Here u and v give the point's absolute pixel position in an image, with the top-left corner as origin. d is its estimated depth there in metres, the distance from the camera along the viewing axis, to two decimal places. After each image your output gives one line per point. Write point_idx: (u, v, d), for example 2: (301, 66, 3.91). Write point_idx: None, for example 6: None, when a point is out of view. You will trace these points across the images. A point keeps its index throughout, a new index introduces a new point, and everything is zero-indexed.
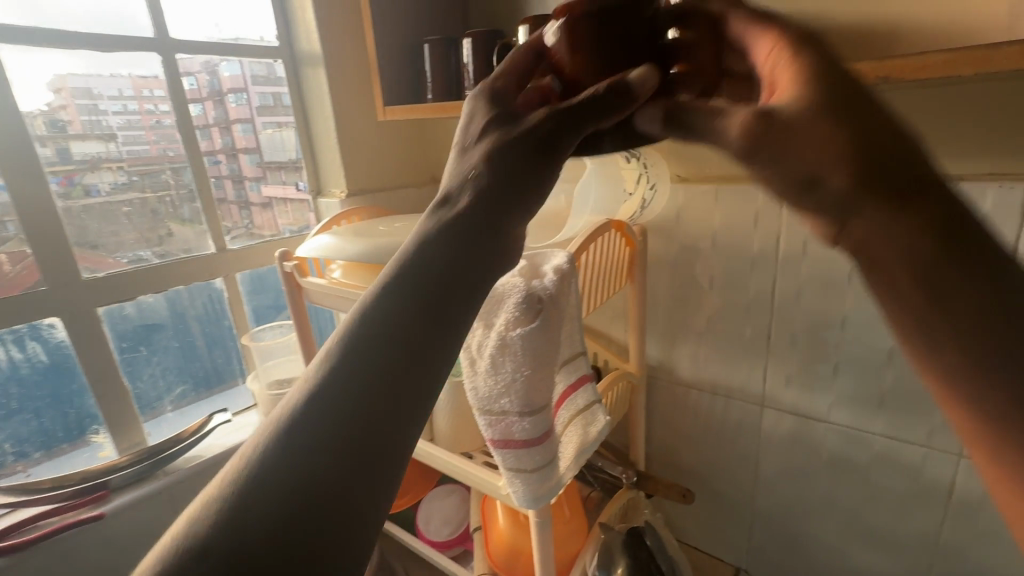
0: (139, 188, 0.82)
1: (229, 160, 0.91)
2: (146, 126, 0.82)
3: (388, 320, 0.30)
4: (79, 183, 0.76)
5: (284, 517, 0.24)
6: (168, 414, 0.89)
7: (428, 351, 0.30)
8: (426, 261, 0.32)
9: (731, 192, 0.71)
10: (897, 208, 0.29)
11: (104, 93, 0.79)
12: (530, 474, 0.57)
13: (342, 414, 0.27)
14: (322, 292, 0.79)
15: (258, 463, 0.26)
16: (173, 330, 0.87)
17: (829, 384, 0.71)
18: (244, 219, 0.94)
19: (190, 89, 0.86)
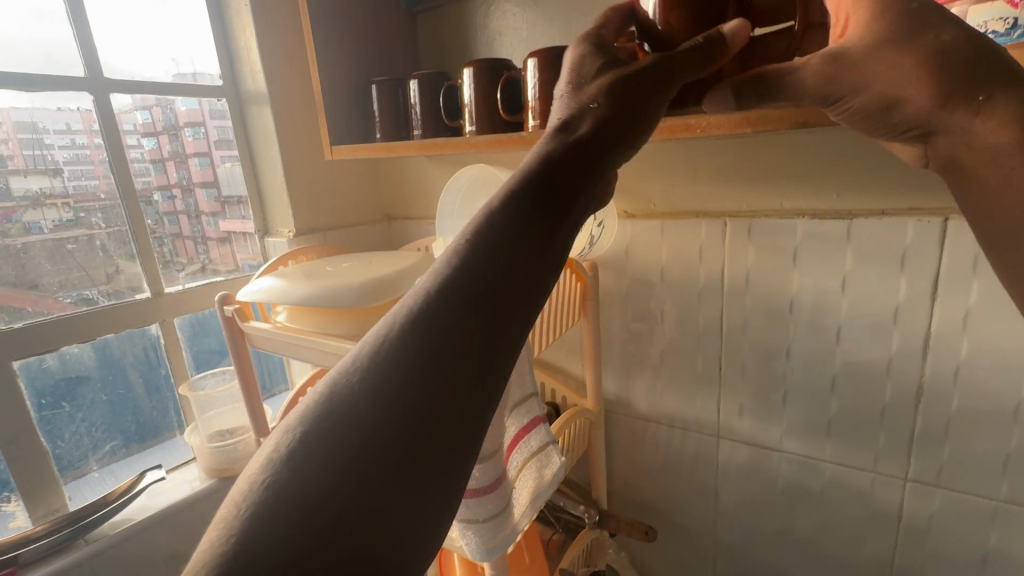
0: (85, 225, 0.79)
1: (184, 195, 0.89)
2: (96, 160, 0.79)
3: (463, 288, 0.29)
4: (19, 220, 0.73)
5: (353, 496, 0.24)
6: (93, 474, 0.81)
7: (495, 330, 0.29)
8: (502, 222, 0.32)
9: (676, 227, 0.73)
10: (990, 107, 0.36)
11: (50, 127, 0.76)
12: (482, 524, 0.55)
13: (413, 394, 0.27)
14: (265, 338, 0.75)
15: (329, 433, 0.25)
16: (101, 383, 0.81)
17: (780, 413, 0.72)
18: (201, 254, 0.92)
19: (144, 123, 0.84)
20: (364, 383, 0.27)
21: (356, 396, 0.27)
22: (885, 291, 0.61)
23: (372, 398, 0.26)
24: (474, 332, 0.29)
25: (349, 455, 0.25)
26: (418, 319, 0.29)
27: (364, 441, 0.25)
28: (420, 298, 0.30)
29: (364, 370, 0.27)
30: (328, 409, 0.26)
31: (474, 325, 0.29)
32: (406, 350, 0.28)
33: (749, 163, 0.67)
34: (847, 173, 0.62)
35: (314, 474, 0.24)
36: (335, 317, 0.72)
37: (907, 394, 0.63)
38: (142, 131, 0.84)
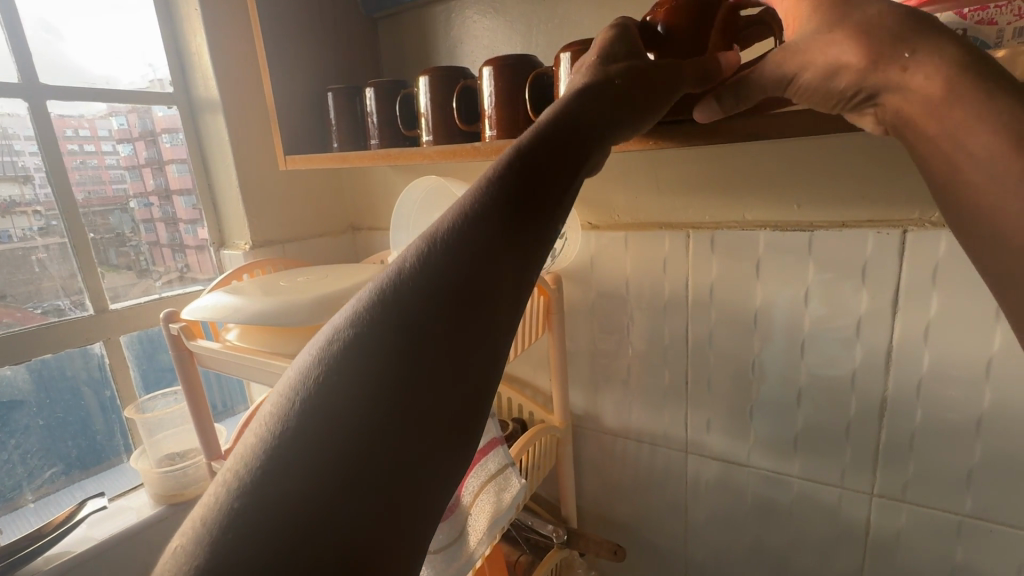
0: (59, 233, 0.78)
1: (162, 202, 0.89)
2: (68, 167, 0.78)
3: (465, 274, 0.29)
4: None
5: (337, 488, 0.24)
6: (29, 506, 0.77)
7: (491, 321, 0.29)
8: (504, 203, 0.31)
9: (640, 239, 0.72)
10: (916, 63, 0.34)
11: (20, 134, 0.75)
12: (434, 556, 0.52)
13: (402, 386, 0.26)
14: (212, 357, 0.72)
15: (316, 421, 0.25)
16: (37, 407, 0.76)
17: (747, 427, 0.71)
18: (178, 262, 0.92)
19: (120, 129, 0.84)
20: (354, 374, 0.26)
21: (323, 405, 0.26)
22: (847, 303, 0.60)
23: (340, 406, 0.26)
24: (449, 330, 0.28)
25: (319, 468, 0.24)
26: (388, 321, 0.28)
27: (334, 452, 0.25)
28: (389, 295, 0.28)
29: (338, 367, 0.27)
30: (293, 420, 0.25)
31: (452, 325, 0.28)
32: (374, 354, 0.27)
33: (711, 174, 0.66)
34: (808, 186, 0.61)
35: (283, 491, 0.24)
36: (287, 336, 0.69)
37: (871, 408, 0.62)
38: (118, 138, 0.84)
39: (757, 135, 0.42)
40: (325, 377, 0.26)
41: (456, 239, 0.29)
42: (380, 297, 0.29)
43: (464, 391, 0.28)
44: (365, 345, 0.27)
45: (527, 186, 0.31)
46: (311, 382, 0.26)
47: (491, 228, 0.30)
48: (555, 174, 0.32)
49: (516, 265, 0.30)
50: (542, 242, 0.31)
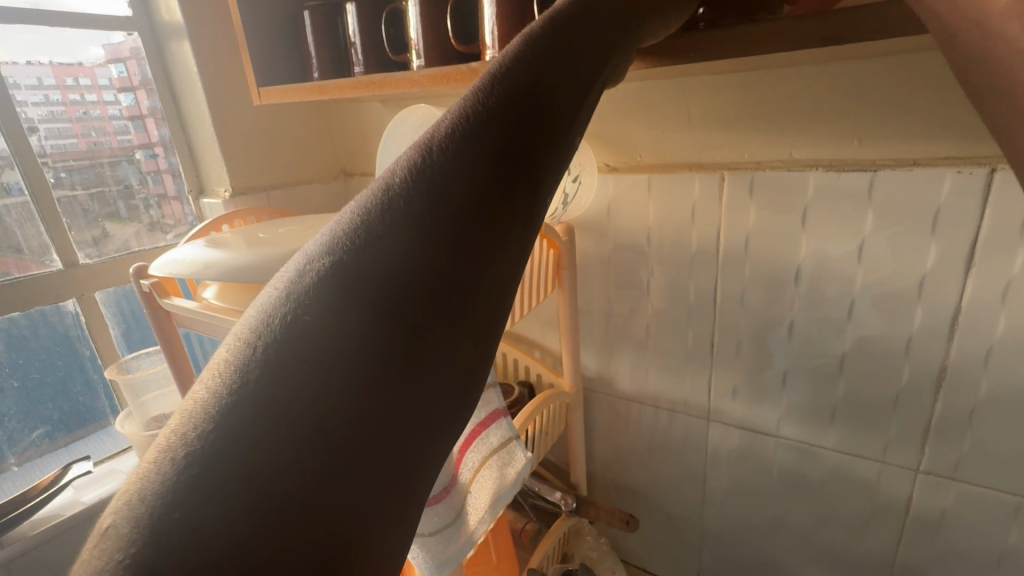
0: (69, 185, 0.75)
1: (167, 153, 0.84)
2: (73, 118, 0.74)
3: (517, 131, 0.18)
4: None
5: (328, 467, 0.13)
6: (13, 470, 0.73)
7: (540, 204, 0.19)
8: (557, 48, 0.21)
9: (664, 183, 0.62)
10: None
11: (21, 82, 0.70)
12: (428, 538, 0.46)
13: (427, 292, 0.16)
14: (186, 317, 0.66)
15: (281, 351, 0.14)
16: (9, 369, 0.71)
17: (778, 395, 0.64)
18: (188, 215, 0.88)
19: (119, 77, 0.78)
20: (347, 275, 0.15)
21: (252, 452, 0.13)
22: (908, 258, 0.52)
23: (291, 430, 0.13)
24: (474, 289, 0.16)
25: (276, 563, 0.12)
26: (365, 276, 0.15)
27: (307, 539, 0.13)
28: (376, 212, 0.16)
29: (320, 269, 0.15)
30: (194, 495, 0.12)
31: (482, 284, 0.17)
32: (377, 256, 0.15)
33: (757, 102, 0.55)
34: (874, 117, 0.50)
35: (214, 524, 0.12)
36: None
37: (926, 378, 0.54)
38: (119, 87, 0.79)
39: (834, 38, 0.32)
40: (246, 388, 0.13)
41: (481, 140, 0.17)
42: (339, 239, 0.16)
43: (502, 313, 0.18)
44: (322, 322, 0.14)
45: (562, 74, 0.20)
46: (204, 409, 0.13)
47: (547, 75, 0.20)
48: (590, 65, 0.22)
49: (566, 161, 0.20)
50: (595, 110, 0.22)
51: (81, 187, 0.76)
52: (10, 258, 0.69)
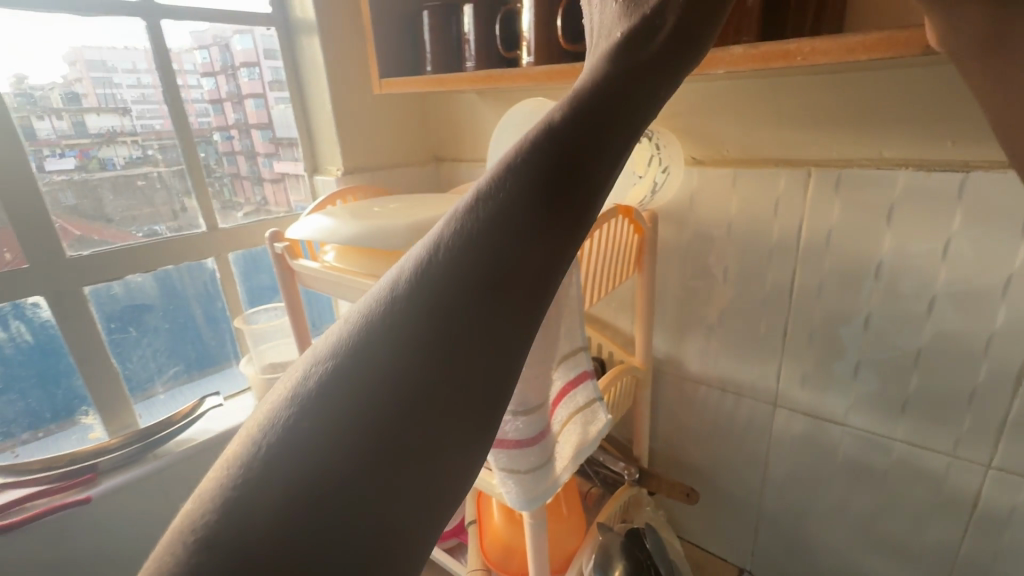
0: (153, 162, 0.81)
1: (242, 135, 0.90)
2: (160, 100, 0.80)
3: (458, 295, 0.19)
4: (94, 156, 0.75)
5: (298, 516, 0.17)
6: (160, 396, 0.88)
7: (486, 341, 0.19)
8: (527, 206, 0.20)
9: (750, 177, 0.66)
10: None
11: (118, 66, 0.77)
12: (523, 476, 0.54)
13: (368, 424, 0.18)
14: (308, 279, 0.76)
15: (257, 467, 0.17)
16: (163, 311, 0.85)
17: (848, 385, 0.66)
18: (257, 195, 0.94)
19: (203, 62, 0.84)
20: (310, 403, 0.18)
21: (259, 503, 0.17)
22: (992, 259, 0.54)
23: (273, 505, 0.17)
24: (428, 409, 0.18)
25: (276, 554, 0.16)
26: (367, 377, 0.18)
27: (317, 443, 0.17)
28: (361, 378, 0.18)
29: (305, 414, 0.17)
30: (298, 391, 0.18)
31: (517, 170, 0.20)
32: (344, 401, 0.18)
33: (850, 104, 0.58)
34: (969, 121, 0.52)
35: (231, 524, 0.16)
36: (380, 260, 0.69)
37: (1005, 375, 0.56)
38: (202, 72, 0.84)
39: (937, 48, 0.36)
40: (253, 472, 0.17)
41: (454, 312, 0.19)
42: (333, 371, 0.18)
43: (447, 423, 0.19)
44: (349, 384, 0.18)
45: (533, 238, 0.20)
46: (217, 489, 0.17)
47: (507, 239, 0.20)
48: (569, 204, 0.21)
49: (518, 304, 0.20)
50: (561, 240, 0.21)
51: (164, 164, 0.82)
52: (111, 228, 0.78)
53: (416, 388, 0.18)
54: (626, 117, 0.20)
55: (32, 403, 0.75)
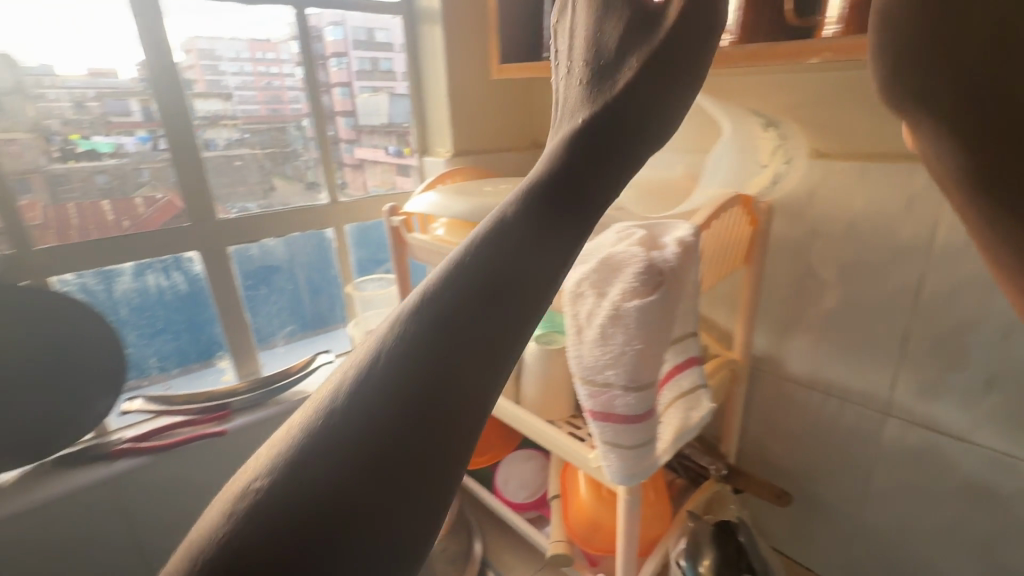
0: (250, 144, 0.86)
1: (328, 122, 0.92)
2: (258, 87, 0.85)
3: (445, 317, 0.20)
4: (201, 137, 0.80)
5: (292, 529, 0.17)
6: (280, 348, 0.98)
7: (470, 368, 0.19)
8: (502, 243, 0.21)
9: (882, 172, 0.63)
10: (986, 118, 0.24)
11: (225, 55, 0.82)
12: (627, 452, 0.55)
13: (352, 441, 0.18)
14: (420, 251, 0.81)
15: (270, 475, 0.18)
16: (288, 273, 0.95)
17: (976, 400, 0.62)
18: (339, 178, 0.96)
19: (296, 52, 0.87)
20: (319, 419, 0.18)
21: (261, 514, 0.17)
22: None
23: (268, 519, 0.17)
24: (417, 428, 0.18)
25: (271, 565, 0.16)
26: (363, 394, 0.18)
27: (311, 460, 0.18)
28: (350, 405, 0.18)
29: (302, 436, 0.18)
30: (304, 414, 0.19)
31: (532, 183, 0.23)
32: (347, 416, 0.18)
33: None
34: None
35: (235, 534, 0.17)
36: None
37: None
38: (296, 60, 0.87)
39: None
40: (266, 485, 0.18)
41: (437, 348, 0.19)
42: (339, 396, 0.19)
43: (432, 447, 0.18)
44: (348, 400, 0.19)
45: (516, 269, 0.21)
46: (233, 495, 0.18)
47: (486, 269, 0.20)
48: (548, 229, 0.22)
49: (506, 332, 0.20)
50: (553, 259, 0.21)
51: (259, 147, 0.87)
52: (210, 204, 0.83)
53: (402, 408, 0.18)
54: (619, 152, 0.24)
55: (181, 345, 0.86)
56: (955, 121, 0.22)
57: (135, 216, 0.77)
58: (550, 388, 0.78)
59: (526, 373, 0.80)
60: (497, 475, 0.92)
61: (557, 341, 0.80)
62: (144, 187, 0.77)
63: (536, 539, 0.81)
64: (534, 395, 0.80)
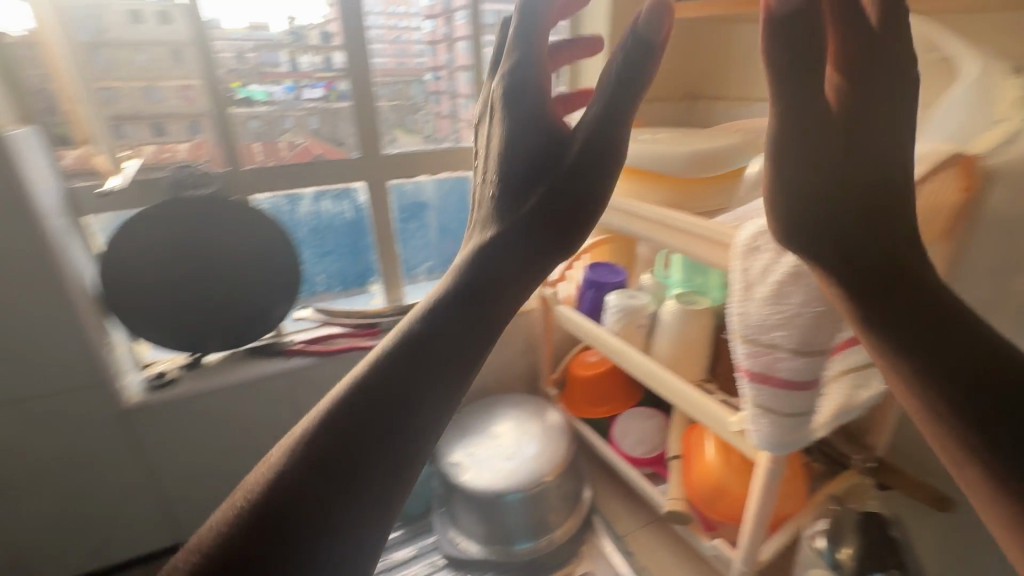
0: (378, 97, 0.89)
1: (449, 77, 0.94)
2: (390, 40, 0.86)
3: (382, 369, 0.27)
4: (335, 89, 0.86)
5: (266, 530, 0.24)
6: (422, 282, 1.06)
7: (407, 397, 0.26)
8: (425, 324, 0.28)
9: None
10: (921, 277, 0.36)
11: (370, 10, 0.82)
12: (784, 419, 0.52)
13: (315, 458, 0.25)
14: None
15: (258, 494, 0.25)
16: (438, 210, 1.02)
17: None
18: (453, 133, 0.98)
19: (429, 6, 0.88)
20: (289, 449, 0.26)
21: (249, 517, 0.25)
22: None
23: (250, 523, 0.25)
24: (362, 440, 0.26)
25: (258, 552, 0.24)
26: (320, 425, 0.26)
27: (290, 475, 0.25)
28: (310, 434, 0.26)
29: (282, 460, 0.26)
30: (283, 445, 0.27)
31: (451, 278, 0.30)
32: (310, 441, 0.26)
33: None
34: None
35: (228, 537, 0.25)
36: (638, 182, 0.71)
37: None
38: (427, 14, 0.88)
39: None
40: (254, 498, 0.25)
41: (371, 388, 0.27)
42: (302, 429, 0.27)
43: (373, 458, 0.26)
44: (312, 424, 0.26)
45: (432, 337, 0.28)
46: (232, 511, 0.26)
47: (414, 336, 0.28)
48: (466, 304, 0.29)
49: (427, 380, 0.27)
50: (471, 325, 0.28)
51: (386, 100, 0.89)
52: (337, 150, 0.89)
53: (349, 428, 0.26)
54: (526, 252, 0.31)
55: (343, 266, 0.97)
56: (844, 277, 0.38)
57: (281, 157, 0.85)
58: (687, 348, 0.77)
59: (662, 330, 0.79)
60: (613, 428, 0.93)
61: (700, 301, 0.78)
62: (287, 133, 0.85)
63: (654, 496, 0.82)
64: (667, 353, 0.78)
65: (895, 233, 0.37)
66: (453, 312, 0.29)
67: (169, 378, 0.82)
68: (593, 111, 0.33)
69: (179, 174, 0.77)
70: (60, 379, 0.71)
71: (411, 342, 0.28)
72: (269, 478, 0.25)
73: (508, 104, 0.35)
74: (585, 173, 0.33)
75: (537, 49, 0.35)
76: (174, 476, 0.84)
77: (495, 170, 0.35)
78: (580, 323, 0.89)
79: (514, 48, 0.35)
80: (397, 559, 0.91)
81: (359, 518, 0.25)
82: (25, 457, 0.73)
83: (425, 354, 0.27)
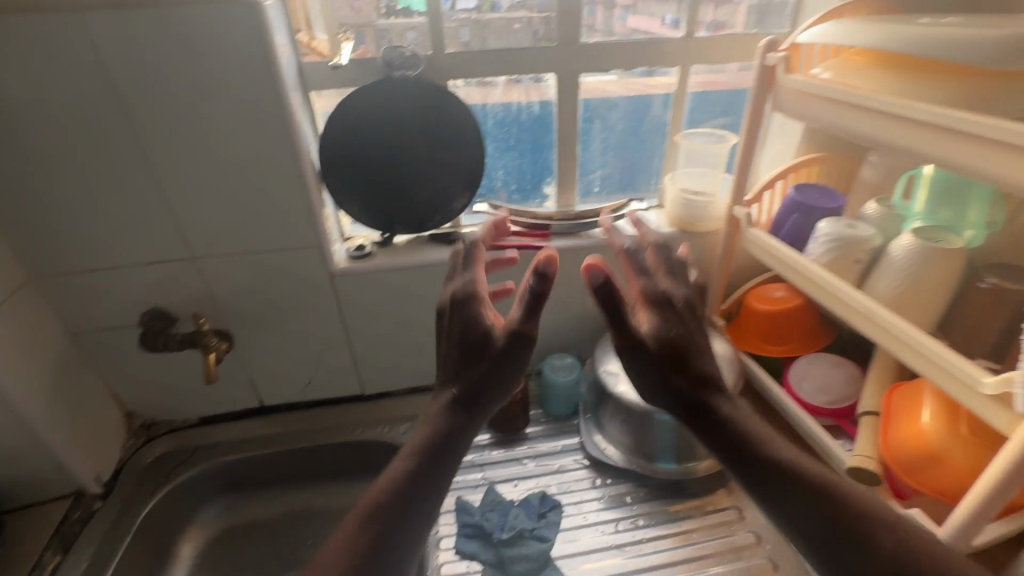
0: (527, 8, 0.85)
1: None
2: None
3: (411, 461, 0.55)
4: None
5: (363, 555, 0.50)
6: (597, 189, 1.03)
7: (432, 473, 0.55)
8: (433, 441, 0.57)
9: None
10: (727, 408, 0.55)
11: None
12: None
13: (395, 511, 0.52)
14: (788, 98, 0.74)
15: (347, 546, 0.51)
16: (624, 111, 0.96)
17: None
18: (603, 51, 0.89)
19: None
20: (367, 505, 0.53)
21: (357, 548, 0.50)
22: None
23: (354, 550, 0.50)
24: (417, 479, 0.54)
25: (370, 549, 0.50)
26: (384, 495, 0.53)
27: (372, 525, 0.52)
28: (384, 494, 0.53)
29: (369, 510, 0.53)
30: (353, 519, 0.52)
31: (449, 402, 0.59)
32: (383, 497, 0.53)
33: None
34: None
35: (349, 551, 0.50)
36: (902, 83, 0.62)
37: None
38: None
39: None
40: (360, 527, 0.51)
41: (416, 468, 0.55)
42: (371, 501, 0.53)
43: (421, 484, 0.54)
44: (379, 494, 0.54)
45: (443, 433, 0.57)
46: (336, 552, 0.51)
47: (438, 434, 0.57)
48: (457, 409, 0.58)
49: (442, 459, 0.55)
50: (472, 410, 0.58)
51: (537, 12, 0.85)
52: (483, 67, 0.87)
53: (405, 491, 0.53)
54: (495, 386, 0.59)
55: (520, 164, 0.98)
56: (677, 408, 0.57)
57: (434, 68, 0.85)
58: (918, 290, 0.66)
59: (887, 265, 0.68)
60: (789, 371, 0.85)
61: (948, 242, 0.66)
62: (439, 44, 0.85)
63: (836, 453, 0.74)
64: (889, 292, 0.68)
65: (699, 369, 0.57)
66: (458, 409, 0.58)
67: (368, 251, 0.90)
68: (516, 314, 0.59)
69: (391, 54, 0.81)
70: (288, 235, 0.82)
71: (432, 438, 0.57)
72: (359, 527, 0.51)
73: (465, 280, 0.64)
74: (510, 360, 0.58)
75: (473, 269, 0.64)
76: (363, 338, 0.95)
77: (451, 339, 0.61)
78: (795, 259, 0.76)
79: (466, 276, 0.64)
80: (543, 450, 0.93)
81: (413, 531, 0.52)
82: (259, 298, 0.87)
83: (450, 435, 0.57)
